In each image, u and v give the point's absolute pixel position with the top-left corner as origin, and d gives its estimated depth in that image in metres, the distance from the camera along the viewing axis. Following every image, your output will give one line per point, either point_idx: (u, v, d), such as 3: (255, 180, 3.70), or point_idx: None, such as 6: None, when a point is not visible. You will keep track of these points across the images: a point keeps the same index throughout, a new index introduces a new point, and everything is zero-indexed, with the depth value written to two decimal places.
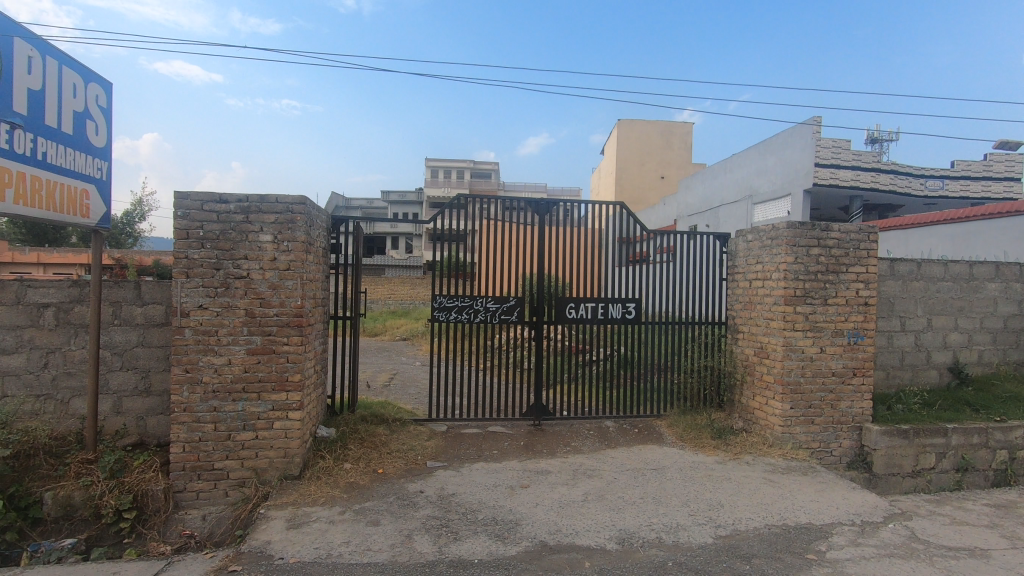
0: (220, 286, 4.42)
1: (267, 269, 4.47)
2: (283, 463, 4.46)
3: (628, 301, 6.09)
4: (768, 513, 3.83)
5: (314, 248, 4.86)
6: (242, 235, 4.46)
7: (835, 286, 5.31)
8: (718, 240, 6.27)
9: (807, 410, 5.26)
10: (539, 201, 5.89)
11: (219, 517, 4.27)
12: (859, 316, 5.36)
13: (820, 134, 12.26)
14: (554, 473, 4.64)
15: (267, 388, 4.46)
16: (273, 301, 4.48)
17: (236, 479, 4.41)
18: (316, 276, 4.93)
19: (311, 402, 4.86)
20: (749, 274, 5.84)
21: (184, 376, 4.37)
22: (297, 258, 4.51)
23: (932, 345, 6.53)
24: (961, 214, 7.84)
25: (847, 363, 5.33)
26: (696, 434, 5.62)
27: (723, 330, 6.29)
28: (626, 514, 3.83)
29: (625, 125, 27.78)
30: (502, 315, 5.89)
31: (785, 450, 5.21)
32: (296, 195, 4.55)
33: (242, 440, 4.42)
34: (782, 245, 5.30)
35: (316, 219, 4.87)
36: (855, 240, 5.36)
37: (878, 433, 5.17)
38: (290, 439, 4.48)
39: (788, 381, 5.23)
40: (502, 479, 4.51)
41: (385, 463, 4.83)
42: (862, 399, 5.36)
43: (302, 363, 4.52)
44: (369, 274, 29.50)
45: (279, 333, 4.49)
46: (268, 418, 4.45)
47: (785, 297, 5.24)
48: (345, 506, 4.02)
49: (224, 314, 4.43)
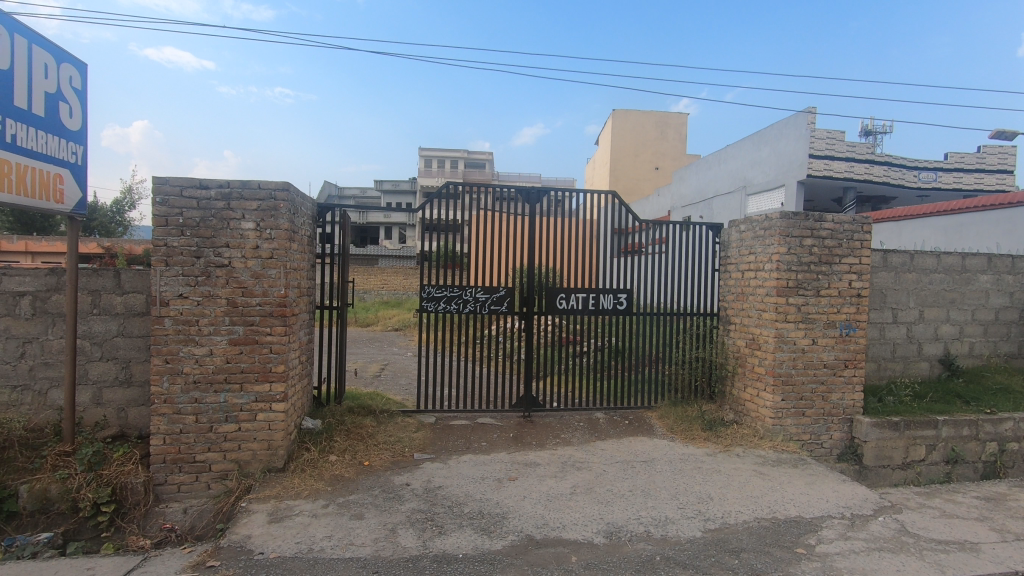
0: (201, 275, 4.30)
1: (250, 258, 4.36)
2: (267, 456, 4.37)
3: (620, 292, 6.02)
4: (759, 507, 3.78)
5: (299, 236, 4.75)
6: (223, 222, 4.34)
7: (828, 278, 5.26)
8: (711, 230, 6.22)
9: (798, 402, 5.22)
10: (530, 190, 5.83)
11: (201, 509, 4.19)
12: (852, 308, 5.32)
13: (814, 125, 12.23)
14: (543, 465, 4.59)
15: (250, 379, 4.37)
16: (255, 290, 4.37)
17: (219, 471, 4.32)
18: (301, 265, 4.83)
19: (296, 393, 4.76)
20: (741, 265, 5.79)
21: (164, 366, 4.26)
22: (280, 246, 4.40)
23: (923, 337, 6.52)
24: (955, 207, 7.81)
25: (839, 355, 5.29)
26: (687, 426, 5.57)
27: (715, 321, 6.24)
28: (615, 507, 3.78)
29: (619, 118, 27.83)
30: (491, 306, 5.80)
31: (775, 442, 5.17)
32: (279, 181, 4.43)
33: (224, 432, 4.33)
34: (775, 236, 5.24)
35: (300, 207, 4.75)
36: (848, 231, 5.30)
37: (869, 425, 5.14)
38: (274, 431, 4.39)
39: (780, 372, 5.19)
40: (490, 472, 4.44)
41: (372, 455, 4.75)
42: (853, 390, 5.32)
43: (286, 354, 4.43)
44: (361, 265, 29.39)
45: (262, 323, 4.39)
46: (251, 410, 4.37)
47: (778, 288, 5.18)
48: (329, 499, 3.94)
49: (205, 304, 4.31)
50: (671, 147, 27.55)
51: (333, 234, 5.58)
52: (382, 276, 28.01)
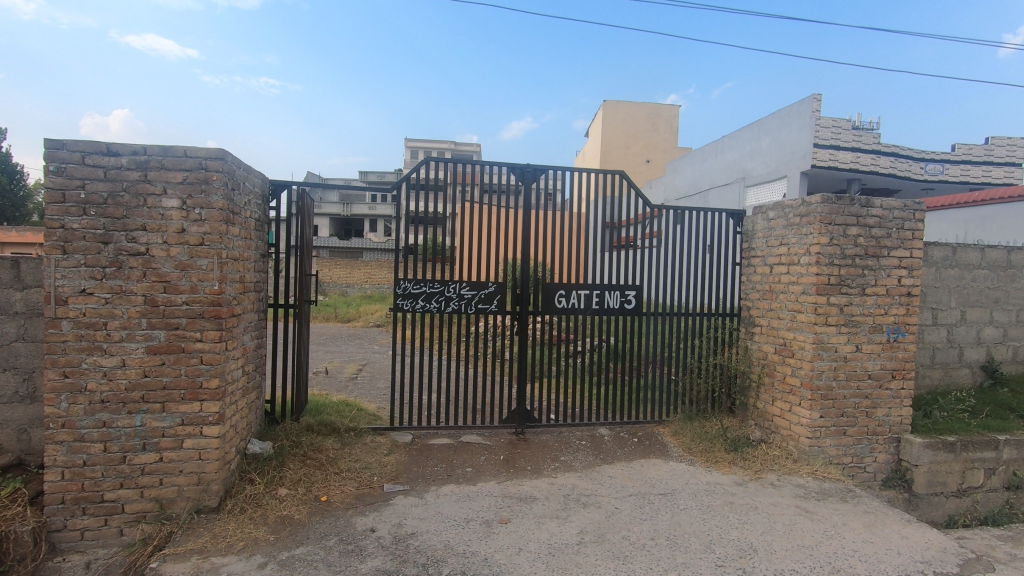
0: (109, 266, 3.38)
1: (173, 244, 3.46)
2: (197, 493, 3.51)
3: (628, 289, 5.20)
4: (817, 563, 2.99)
5: (240, 218, 3.83)
6: (139, 198, 3.41)
7: (874, 273, 4.47)
8: (732, 218, 5.41)
9: (839, 420, 4.45)
10: (525, 168, 5.03)
11: (108, 564, 3.29)
12: (901, 309, 4.54)
13: (819, 113, 11.50)
14: (541, 501, 3.74)
15: (175, 397, 3.49)
16: (181, 285, 3.48)
17: (135, 513, 3.45)
18: (244, 254, 3.93)
19: (238, 411, 3.88)
20: (769, 258, 4.99)
21: (61, 383, 3.35)
22: (213, 231, 3.50)
23: (965, 341, 5.79)
24: (979, 197, 7.08)
25: (885, 364, 4.52)
26: (707, 446, 4.74)
27: (735, 322, 5.43)
28: (635, 565, 2.96)
29: (612, 106, 26.74)
30: (479, 304, 4.94)
31: (814, 467, 4.38)
32: (212, 147, 3.51)
33: (141, 464, 3.45)
34: (814, 222, 4.44)
35: (242, 181, 3.83)
36: (898, 218, 4.51)
37: (922, 447, 4.38)
38: (205, 461, 3.53)
39: (818, 385, 4.40)
40: (476, 511, 3.58)
41: (331, 487, 3.89)
42: (901, 406, 4.56)
43: (221, 366, 3.56)
44: (345, 257, 28.27)
45: (190, 327, 3.50)
46: (176, 436, 3.49)
47: (818, 285, 4.39)
48: (268, 556, 3.06)
49: (116, 302, 3.40)
50: (663, 139, 26.80)
51: (288, 222, 4.67)
52: (366, 270, 27.00)
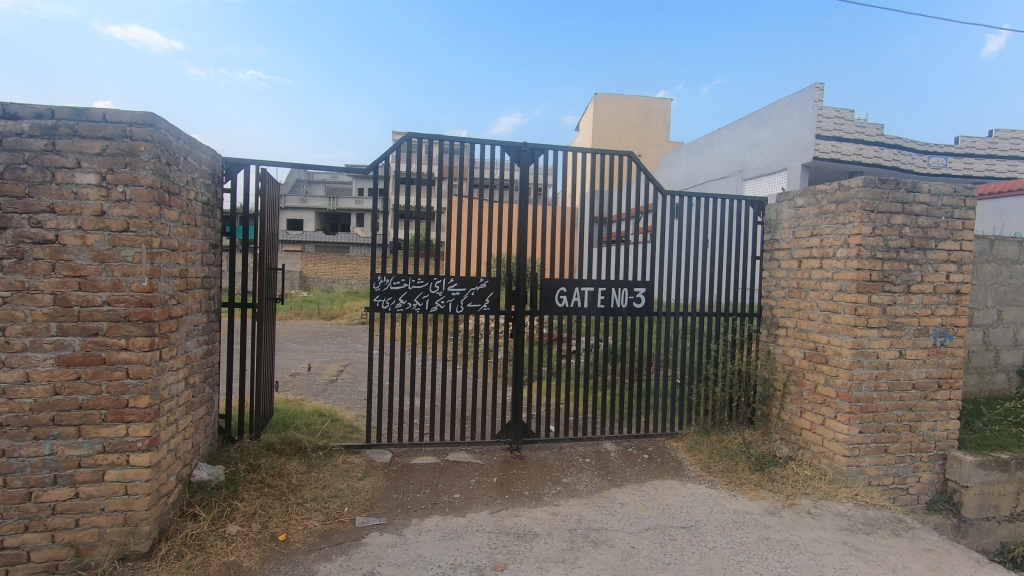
0: (9, 257, 2.72)
1: (91, 231, 2.80)
2: (122, 536, 2.86)
3: (637, 286, 4.62)
4: None
5: (180, 200, 3.17)
6: (46, 173, 2.75)
7: (921, 268, 3.92)
8: (752, 207, 4.84)
9: (880, 436, 3.89)
10: (521, 148, 4.42)
11: None
12: (949, 310, 4.00)
13: (820, 102, 10.97)
14: (544, 539, 3.14)
15: (94, 419, 2.83)
16: (101, 281, 2.82)
17: (44, 562, 2.78)
18: (186, 243, 3.26)
19: (179, 433, 3.23)
20: (798, 251, 4.42)
21: None
22: (140, 214, 2.84)
23: (1002, 343, 5.27)
24: (998, 188, 6.83)
25: (931, 373, 3.97)
26: (728, 465, 4.18)
27: (755, 322, 4.85)
28: None
29: (602, 99, 26.10)
30: (468, 303, 4.31)
31: (853, 490, 3.83)
32: (139, 111, 2.85)
33: (51, 502, 2.79)
34: (854, 210, 3.86)
35: (181, 154, 3.16)
36: (947, 205, 3.95)
37: (974, 467, 3.84)
38: (133, 497, 2.87)
39: (858, 397, 3.84)
40: (465, 554, 2.97)
41: (292, 523, 3.26)
42: (947, 419, 4.03)
43: (151, 380, 2.90)
44: (330, 252, 27.38)
45: (111, 333, 2.84)
46: (95, 466, 2.84)
47: (857, 282, 3.82)
48: None
49: (18, 302, 2.73)
50: (654, 134, 26.30)
51: (259, 217, 4.03)
52: (353, 265, 26.11)
